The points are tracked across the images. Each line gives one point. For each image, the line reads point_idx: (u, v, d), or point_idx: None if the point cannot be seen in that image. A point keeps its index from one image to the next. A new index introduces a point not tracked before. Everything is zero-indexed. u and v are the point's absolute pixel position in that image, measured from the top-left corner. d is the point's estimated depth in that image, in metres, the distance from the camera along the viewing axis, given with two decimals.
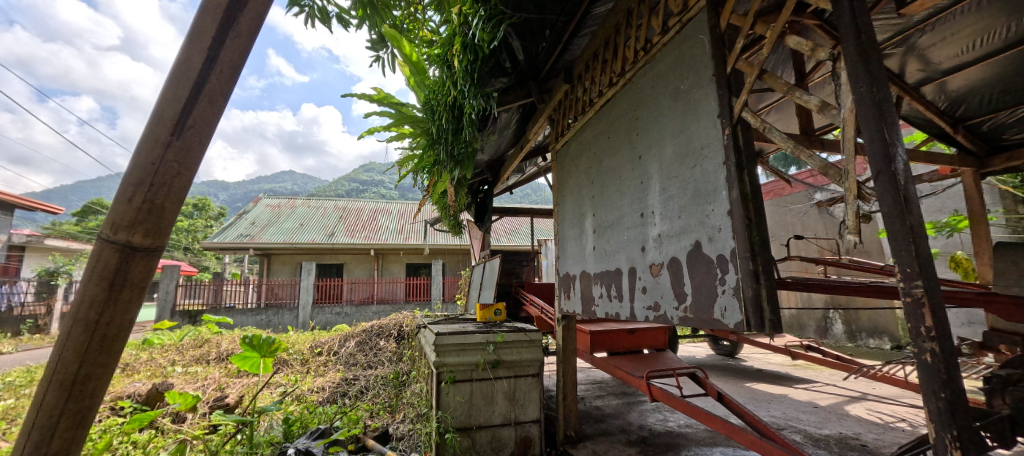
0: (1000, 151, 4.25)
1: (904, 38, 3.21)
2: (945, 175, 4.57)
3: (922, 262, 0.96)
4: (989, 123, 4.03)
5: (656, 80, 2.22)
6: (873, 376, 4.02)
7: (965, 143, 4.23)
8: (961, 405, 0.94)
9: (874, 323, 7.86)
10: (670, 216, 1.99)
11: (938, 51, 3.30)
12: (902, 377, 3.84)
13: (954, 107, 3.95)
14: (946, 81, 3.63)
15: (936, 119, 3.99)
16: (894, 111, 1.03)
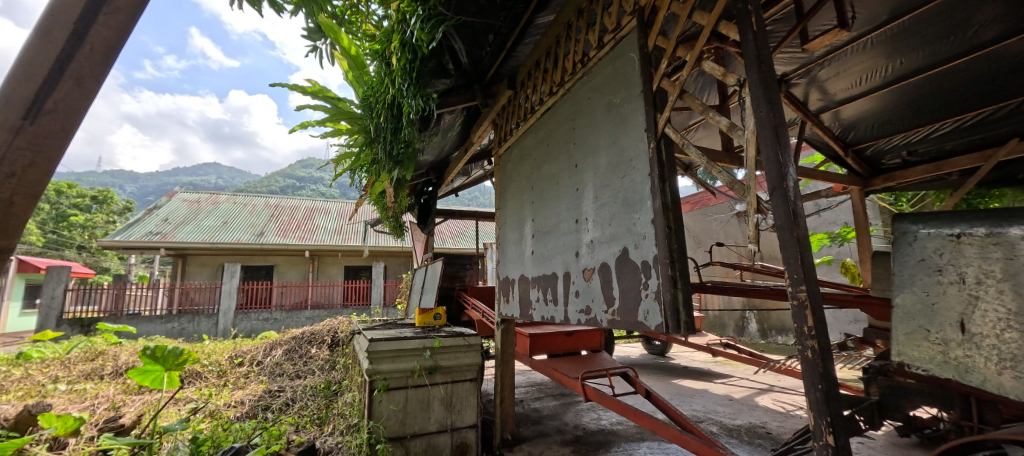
0: (879, 173, 4.95)
1: (808, 69, 3.65)
2: (838, 193, 5.23)
3: (806, 268, 1.08)
4: (871, 148, 4.68)
5: (592, 92, 2.32)
6: (778, 370, 4.49)
7: (853, 165, 4.87)
8: (834, 395, 1.06)
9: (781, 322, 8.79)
10: (601, 223, 2.08)
11: (834, 82, 3.79)
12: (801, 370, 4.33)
13: (845, 133, 4.54)
14: (840, 110, 4.17)
15: (832, 143, 4.57)
16: (787, 135, 1.16)
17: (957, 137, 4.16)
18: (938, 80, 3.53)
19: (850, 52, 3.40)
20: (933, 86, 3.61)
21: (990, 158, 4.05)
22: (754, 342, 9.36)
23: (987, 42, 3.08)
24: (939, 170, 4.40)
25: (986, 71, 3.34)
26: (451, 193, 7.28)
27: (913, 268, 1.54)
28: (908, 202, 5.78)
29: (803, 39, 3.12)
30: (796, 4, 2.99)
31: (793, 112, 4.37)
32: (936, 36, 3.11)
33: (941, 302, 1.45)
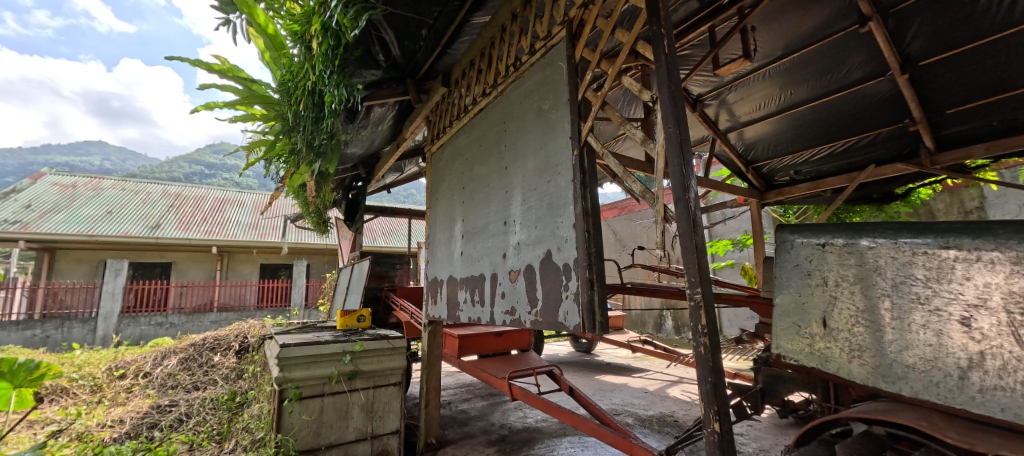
0: (772, 188, 5.65)
1: (719, 91, 4.09)
2: (740, 204, 5.88)
3: (702, 273, 1.20)
4: (766, 167, 5.33)
5: (523, 96, 2.36)
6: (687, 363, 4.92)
7: (753, 180, 5.51)
8: (721, 387, 1.18)
9: None
10: (528, 226, 2.13)
11: (739, 106, 4.25)
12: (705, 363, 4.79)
13: (747, 151, 5.11)
14: (743, 130, 4.69)
15: (737, 159, 5.12)
16: (690, 150, 1.27)
17: (830, 161, 4.90)
18: (818, 110, 4.12)
19: (752, 79, 3.84)
20: (814, 115, 4.20)
21: (852, 179, 4.80)
22: (669, 338, 10.17)
23: (855, 81, 3.66)
24: (816, 188, 5.12)
25: (852, 106, 3.97)
26: (383, 190, 6.99)
27: (790, 272, 1.78)
28: (794, 214, 6.65)
29: (714, 64, 3.47)
30: (710, 32, 3.32)
31: (706, 130, 4.82)
32: (818, 72, 3.63)
33: (810, 301, 1.69)
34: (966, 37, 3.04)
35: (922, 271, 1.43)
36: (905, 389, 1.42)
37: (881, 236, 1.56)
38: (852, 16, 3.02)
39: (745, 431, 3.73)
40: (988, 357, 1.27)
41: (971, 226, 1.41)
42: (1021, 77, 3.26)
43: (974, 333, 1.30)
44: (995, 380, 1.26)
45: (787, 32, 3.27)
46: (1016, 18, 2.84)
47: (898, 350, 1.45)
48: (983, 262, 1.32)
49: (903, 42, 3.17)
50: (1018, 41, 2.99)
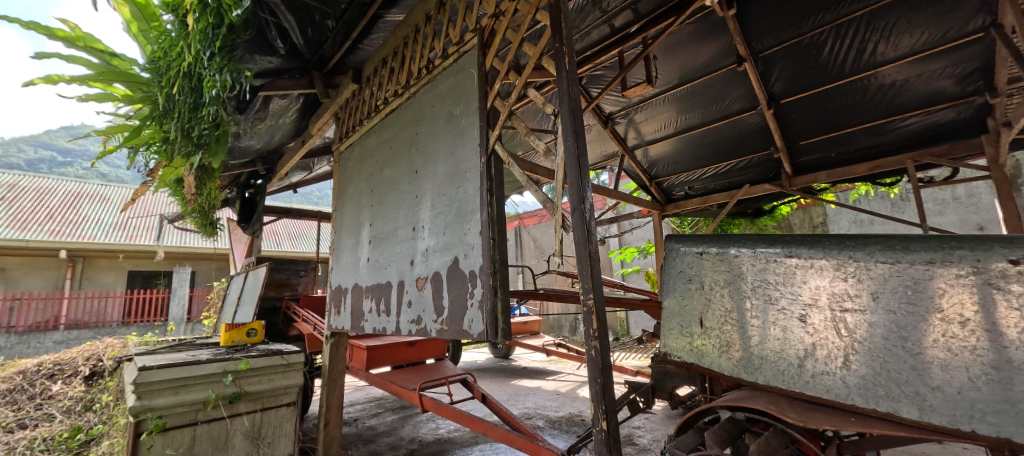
0: (671, 202, 6.25)
1: (627, 111, 4.46)
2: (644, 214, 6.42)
3: (594, 279, 1.27)
4: (665, 183, 5.90)
5: (435, 100, 2.32)
6: None
7: (655, 194, 6.04)
8: (609, 387, 1.26)
9: None
10: (436, 232, 2.08)
11: (644, 125, 4.67)
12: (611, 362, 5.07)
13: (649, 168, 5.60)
14: (647, 148, 5.14)
15: (642, 174, 5.59)
16: (586, 164, 1.35)
17: (715, 180, 5.58)
18: (705, 135, 4.69)
19: (654, 102, 4.25)
20: (702, 138, 4.78)
21: (731, 196, 5.54)
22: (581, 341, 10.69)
23: (734, 112, 4.25)
24: (705, 203, 5.80)
25: (731, 133, 4.59)
26: (288, 189, 6.36)
27: (675, 277, 1.99)
28: (688, 226, 7.45)
29: (623, 86, 3.78)
30: (619, 56, 3.60)
31: (615, 146, 5.20)
32: (706, 102, 4.17)
33: (689, 303, 1.91)
34: (813, 82, 3.72)
35: (773, 276, 1.72)
36: (760, 378, 1.67)
37: (744, 246, 1.83)
38: (731, 56, 3.56)
39: (643, 424, 4.05)
40: (817, 347, 1.56)
41: (807, 239, 1.73)
42: (848, 119, 4.08)
43: (809, 328, 1.59)
44: (823, 366, 1.54)
45: (682, 63, 3.72)
46: (846, 71, 3.55)
47: (756, 344, 1.70)
48: (815, 269, 1.64)
49: (769, 81, 3.78)
50: (847, 89, 3.74)
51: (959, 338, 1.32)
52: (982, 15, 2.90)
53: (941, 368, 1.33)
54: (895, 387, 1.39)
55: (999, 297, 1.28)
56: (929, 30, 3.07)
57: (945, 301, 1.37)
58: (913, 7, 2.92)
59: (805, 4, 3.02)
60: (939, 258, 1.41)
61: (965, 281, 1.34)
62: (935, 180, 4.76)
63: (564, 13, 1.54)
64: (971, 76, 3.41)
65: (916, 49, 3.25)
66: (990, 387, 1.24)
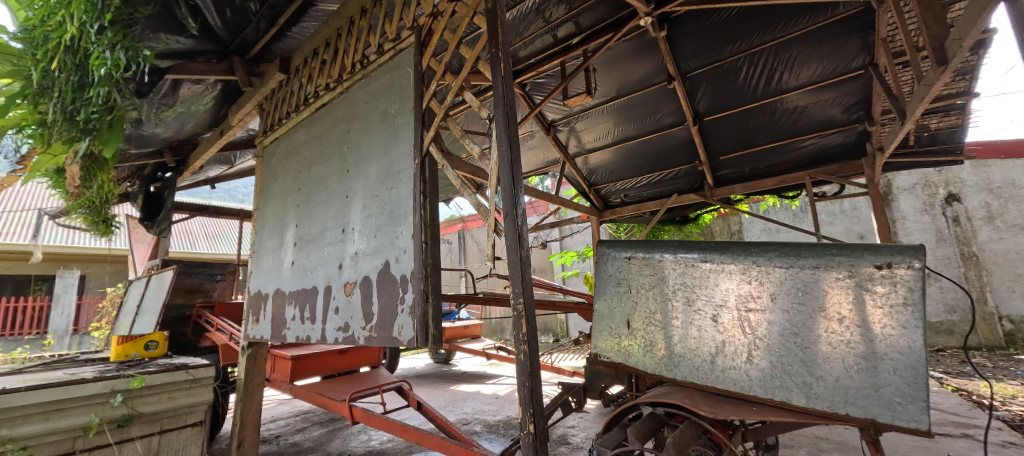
0: (608, 208, 6.52)
1: (569, 120, 4.61)
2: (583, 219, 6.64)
3: (524, 284, 1.29)
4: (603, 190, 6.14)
5: (369, 97, 2.22)
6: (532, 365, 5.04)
7: (594, 200, 6.27)
8: (537, 391, 1.28)
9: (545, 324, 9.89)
10: (367, 235, 1.98)
11: (585, 134, 4.85)
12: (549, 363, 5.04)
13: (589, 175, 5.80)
14: (586, 157, 5.33)
15: (582, 181, 5.78)
16: (520, 170, 1.37)
17: (648, 189, 5.92)
18: (638, 146, 4.98)
19: (593, 112, 4.43)
20: (636, 150, 5.06)
21: (662, 204, 5.91)
22: None
23: (665, 126, 4.57)
24: (639, 210, 6.14)
25: (661, 145, 4.92)
26: (204, 184, 5.74)
27: (606, 281, 2.09)
28: (624, 231, 7.81)
29: (564, 95, 3.89)
30: (561, 66, 3.72)
31: (557, 153, 5.33)
32: (640, 115, 4.44)
33: (618, 306, 2.02)
34: (731, 103, 4.11)
35: (691, 279, 1.86)
36: (679, 375, 1.81)
37: (666, 251, 1.95)
38: (663, 74, 3.83)
39: (577, 423, 4.17)
40: (726, 344, 1.73)
41: (719, 245, 1.88)
42: (758, 138, 4.55)
43: (720, 327, 1.75)
44: (731, 361, 1.70)
45: (619, 77, 3.92)
46: (758, 95, 3.96)
47: (676, 342, 1.84)
48: (725, 272, 1.79)
49: (694, 100, 4.10)
50: (759, 111, 4.17)
51: (838, 333, 1.54)
52: (863, 54, 3.39)
53: (824, 359, 1.54)
54: (789, 378, 1.58)
55: (868, 297, 1.51)
56: (823, 64, 3.53)
57: (828, 301, 1.58)
58: (810, 43, 3.35)
59: (726, 31, 3.33)
60: (823, 263, 1.62)
61: (844, 283, 1.56)
62: (828, 195, 5.44)
63: (500, 19, 1.55)
64: (854, 106, 3.96)
65: (813, 80, 3.72)
66: (861, 375, 1.47)
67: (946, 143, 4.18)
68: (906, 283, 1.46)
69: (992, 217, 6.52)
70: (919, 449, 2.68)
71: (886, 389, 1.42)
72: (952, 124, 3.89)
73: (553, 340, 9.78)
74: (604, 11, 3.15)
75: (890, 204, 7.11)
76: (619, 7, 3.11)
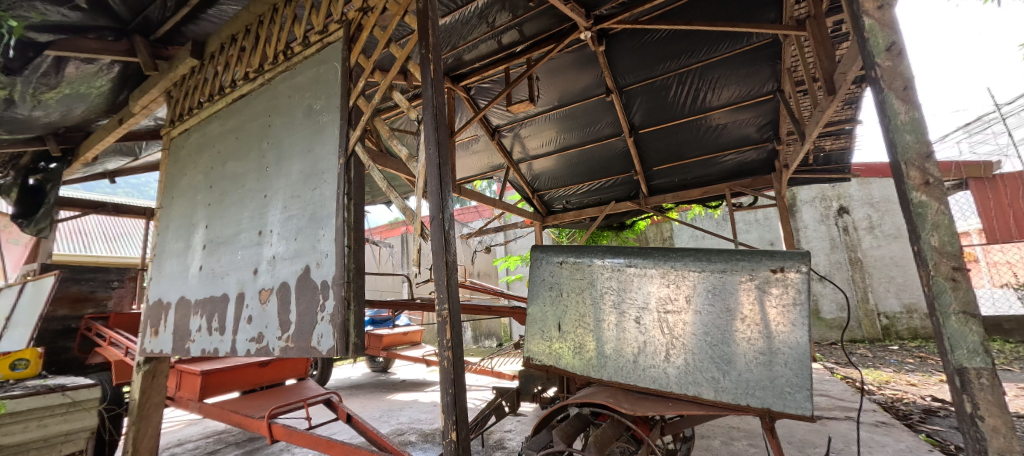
0: (552, 214, 6.64)
1: (513, 126, 4.67)
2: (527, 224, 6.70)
3: (450, 290, 1.29)
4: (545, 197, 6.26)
5: (293, 91, 2.08)
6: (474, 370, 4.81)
7: (538, 206, 6.36)
8: (461, 397, 1.27)
9: (488, 329, 9.79)
10: (286, 237, 1.85)
11: (529, 140, 4.92)
12: (490, 367, 4.90)
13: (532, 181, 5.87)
14: (530, 163, 5.40)
15: (526, 187, 5.85)
16: (448, 174, 1.37)
17: (588, 196, 6.12)
18: (577, 154, 5.15)
19: (537, 119, 4.52)
20: (576, 158, 5.23)
21: (601, 211, 6.19)
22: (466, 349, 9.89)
23: (604, 135, 4.79)
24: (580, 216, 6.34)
25: (600, 154, 5.13)
26: (102, 177, 5.02)
27: (539, 285, 2.14)
28: (565, 236, 8.00)
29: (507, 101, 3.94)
30: (505, 72, 3.75)
31: (501, 159, 5.35)
32: (581, 124, 4.62)
33: (551, 309, 2.08)
34: (659, 118, 4.40)
35: (617, 283, 1.96)
36: (605, 374, 1.89)
37: (595, 256, 2.04)
38: (602, 86, 4.02)
39: (517, 426, 4.16)
40: (648, 344, 1.84)
41: (643, 251, 2.00)
42: (685, 151, 4.92)
43: (643, 327, 1.87)
44: (651, 360, 1.81)
45: (561, 86, 4.05)
46: (685, 112, 4.28)
47: (603, 344, 1.93)
48: (647, 276, 1.91)
49: (630, 113, 4.34)
50: (687, 127, 4.51)
51: (741, 331, 1.70)
52: (772, 81, 3.81)
53: (730, 355, 1.68)
54: (700, 374, 1.71)
55: (766, 298, 1.68)
56: (739, 88, 3.92)
57: (735, 301, 1.74)
58: (726, 67, 3.69)
59: (656, 51, 3.58)
60: (730, 268, 1.77)
61: (747, 285, 1.73)
62: (745, 205, 5.98)
63: (432, 21, 1.54)
64: (765, 126, 4.42)
65: (731, 101, 4.10)
66: (759, 368, 1.63)
67: (837, 163, 4.80)
68: (795, 285, 1.64)
69: (872, 228, 7.58)
70: (812, 432, 3.02)
71: (780, 380, 1.59)
72: (841, 146, 4.48)
73: (496, 345, 9.74)
74: (546, 23, 3.24)
75: (795, 214, 8.00)
76: (562, 19, 3.21)
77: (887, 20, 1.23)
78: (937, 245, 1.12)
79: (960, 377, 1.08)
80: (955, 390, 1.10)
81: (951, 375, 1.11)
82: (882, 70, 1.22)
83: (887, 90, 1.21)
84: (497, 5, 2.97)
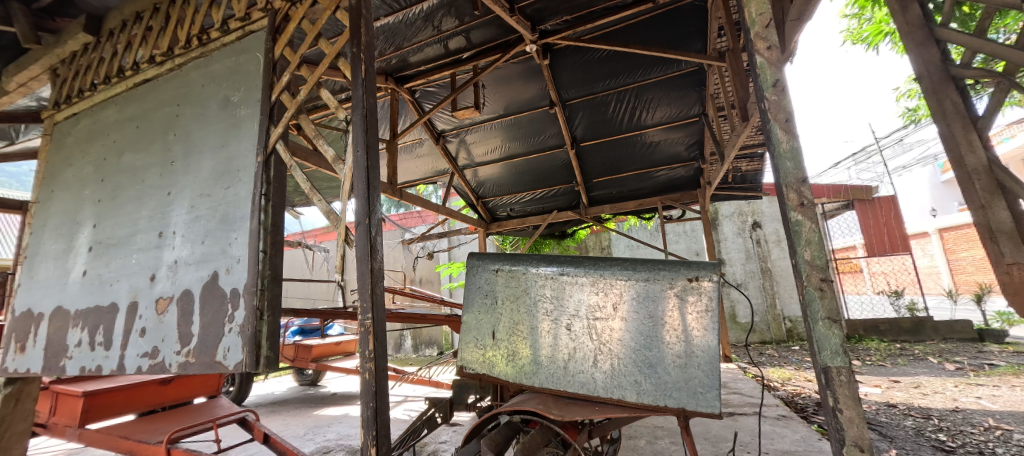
0: (496, 221, 6.63)
1: (460, 131, 4.63)
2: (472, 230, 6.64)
3: (374, 299, 1.26)
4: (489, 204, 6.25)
5: (207, 80, 1.90)
6: (412, 380, 4.58)
7: (482, 213, 6.33)
8: (383, 411, 1.23)
9: (428, 337, 9.50)
10: (191, 241, 1.67)
11: (475, 147, 4.91)
12: (429, 376, 4.69)
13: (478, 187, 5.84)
14: (476, 170, 5.38)
15: (471, 194, 5.81)
16: (376, 179, 1.34)
17: (531, 204, 6.21)
18: (520, 163, 5.23)
19: (483, 126, 4.54)
20: (520, 167, 5.31)
21: (544, 219, 6.32)
22: (404, 358, 9.50)
23: (549, 146, 4.92)
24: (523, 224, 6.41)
25: (543, 164, 5.26)
26: None
27: (475, 294, 2.15)
28: (509, 243, 8.04)
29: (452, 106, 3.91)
30: (451, 76, 3.73)
31: (446, 164, 5.27)
32: (528, 134, 4.70)
33: (486, 317, 2.10)
34: (599, 132, 4.61)
35: (550, 291, 2.01)
36: (536, 381, 1.92)
37: (530, 265, 2.08)
38: (546, 99, 4.14)
39: (456, 436, 4.04)
40: (578, 350, 1.90)
41: (576, 260, 2.06)
42: (622, 165, 5.19)
43: (573, 334, 1.93)
44: (580, 366, 1.88)
45: (506, 96, 4.11)
46: (623, 128, 4.53)
47: (536, 351, 1.96)
48: (578, 284, 1.97)
49: (573, 126, 4.50)
50: (625, 142, 4.77)
51: (663, 336, 1.81)
52: (698, 105, 4.16)
53: (652, 360, 1.79)
54: (625, 378, 1.80)
55: (684, 305, 1.81)
56: (668, 109, 4.23)
57: (658, 308, 1.85)
58: (657, 90, 3.98)
59: (596, 69, 3.76)
60: (653, 276, 1.89)
61: (668, 292, 1.85)
62: (675, 217, 6.41)
63: (366, 20, 1.49)
64: (692, 146, 4.81)
65: (663, 121, 4.41)
66: (677, 371, 1.75)
67: (751, 182, 5.34)
68: (709, 292, 1.78)
69: (780, 241, 8.50)
70: (725, 428, 3.29)
71: (694, 381, 1.71)
72: (754, 168, 4.99)
73: (437, 354, 9.49)
74: (491, 33, 3.28)
75: (717, 227, 8.75)
76: (507, 31, 3.27)
77: (774, 61, 1.40)
78: (809, 259, 1.28)
79: (826, 375, 1.24)
80: (823, 387, 1.26)
81: (820, 373, 1.27)
82: (769, 103, 1.38)
83: (773, 120, 1.37)
84: (443, 10, 2.93)
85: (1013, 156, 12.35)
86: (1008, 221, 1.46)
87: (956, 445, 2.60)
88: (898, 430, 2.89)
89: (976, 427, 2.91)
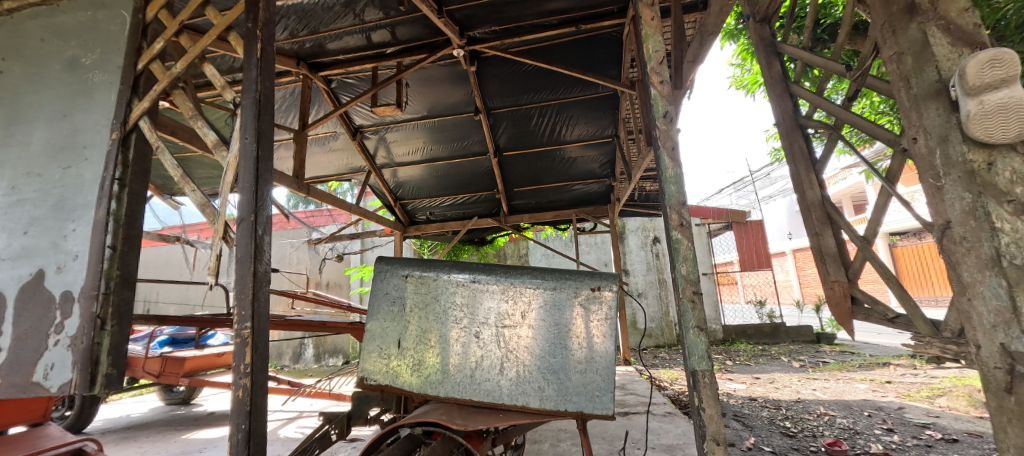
0: (415, 224, 6.40)
1: (379, 128, 4.41)
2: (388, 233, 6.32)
3: (254, 305, 1.12)
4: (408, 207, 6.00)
5: (49, 34, 1.56)
6: (309, 393, 4.18)
7: (400, 215, 6.06)
8: (256, 432, 1.09)
9: (333, 345, 8.80)
10: (6, 229, 1.34)
11: (394, 146, 4.70)
12: (329, 389, 4.33)
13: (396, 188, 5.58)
14: (395, 170, 5.15)
15: (389, 195, 5.53)
16: (266, 171, 1.20)
17: (451, 209, 6.11)
18: (441, 167, 5.13)
19: (404, 126, 4.38)
20: (442, 170, 5.21)
21: (464, 225, 6.25)
22: (301, 370, 8.66)
23: (472, 153, 4.91)
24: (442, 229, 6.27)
25: (464, 170, 5.22)
26: None
27: (381, 300, 2.04)
28: (427, 248, 7.82)
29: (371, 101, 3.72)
30: (372, 70, 3.54)
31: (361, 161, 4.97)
32: (452, 138, 4.65)
33: (392, 325, 2.01)
34: (522, 143, 4.73)
35: (460, 298, 1.98)
36: (441, 391, 1.88)
37: (441, 271, 2.03)
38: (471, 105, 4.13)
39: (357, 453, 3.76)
40: (485, 358, 1.90)
41: (488, 266, 2.05)
42: (542, 177, 5.37)
43: (481, 341, 1.93)
44: (487, 373, 1.88)
45: (429, 97, 4.01)
46: (543, 141, 4.70)
47: (443, 361, 1.92)
48: (489, 292, 1.97)
49: (496, 134, 4.56)
50: (545, 155, 4.95)
51: (568, 343, 1.88)
52: (611, 126, 4.49)
53: (557, 366, 1.85)
54: (530, 384, 1.84)
55: (588, 314, 1.89)
56: (585, 128, 4.50)
57: (564, 316, 1.91)
58: (575, 109, 4.21)
59: (519, 82, 3.85)
60: (561, 285, 1.94)
61: (574, 300, 1.92)
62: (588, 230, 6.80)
63: None
64: (606, 164, 5.16)
65: (581, 138, 4.67)
66: (577, 376, 1.83)
67: (653, 201, 5.89)
68: (610, 301, 1.88)
69: None
70: (619, 426, 3.54)
71: (592, 385, 1.81)
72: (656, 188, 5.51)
73: (341, 363, 8.82)
74: (415, 31, 3.19)
75: (623, 240, 9.49)
76: (433, 32, 3.20)
77: (666, 94, 1.56)
78: (685, 273, 1.44)
79: (693, 378, 1.39)
80: (691, 388, 1.41)
81: (689, 375, 1.42)
82: (661, 132, 1.53)
83: (663, 147, 1.53)
84: None
85: (845, 194, 15.41)
86: (833, 247, 1.79)
87: (797, 430, 3.11)
88: (757, 420, 3.37)
89: (811, 414, 3.51)
